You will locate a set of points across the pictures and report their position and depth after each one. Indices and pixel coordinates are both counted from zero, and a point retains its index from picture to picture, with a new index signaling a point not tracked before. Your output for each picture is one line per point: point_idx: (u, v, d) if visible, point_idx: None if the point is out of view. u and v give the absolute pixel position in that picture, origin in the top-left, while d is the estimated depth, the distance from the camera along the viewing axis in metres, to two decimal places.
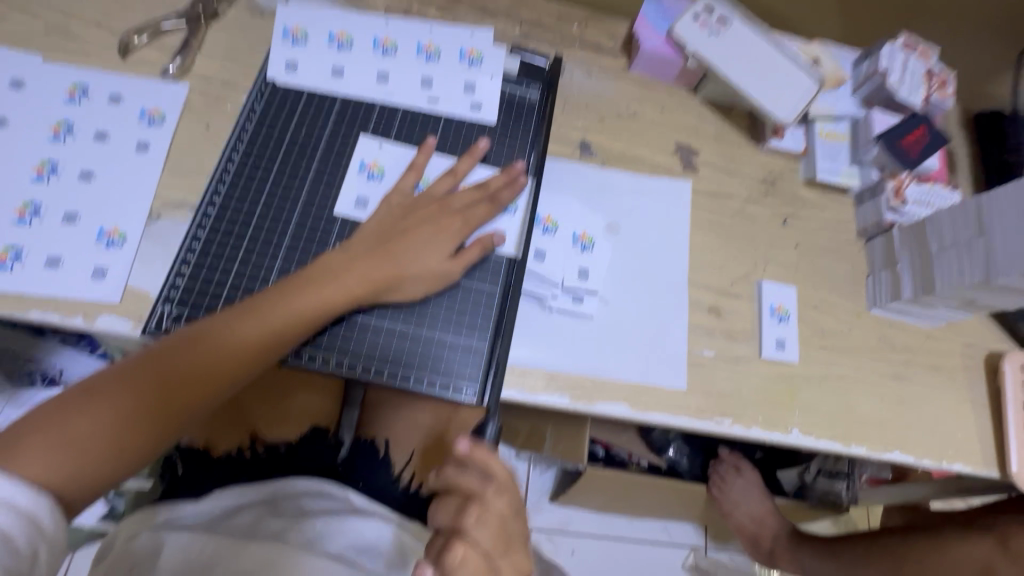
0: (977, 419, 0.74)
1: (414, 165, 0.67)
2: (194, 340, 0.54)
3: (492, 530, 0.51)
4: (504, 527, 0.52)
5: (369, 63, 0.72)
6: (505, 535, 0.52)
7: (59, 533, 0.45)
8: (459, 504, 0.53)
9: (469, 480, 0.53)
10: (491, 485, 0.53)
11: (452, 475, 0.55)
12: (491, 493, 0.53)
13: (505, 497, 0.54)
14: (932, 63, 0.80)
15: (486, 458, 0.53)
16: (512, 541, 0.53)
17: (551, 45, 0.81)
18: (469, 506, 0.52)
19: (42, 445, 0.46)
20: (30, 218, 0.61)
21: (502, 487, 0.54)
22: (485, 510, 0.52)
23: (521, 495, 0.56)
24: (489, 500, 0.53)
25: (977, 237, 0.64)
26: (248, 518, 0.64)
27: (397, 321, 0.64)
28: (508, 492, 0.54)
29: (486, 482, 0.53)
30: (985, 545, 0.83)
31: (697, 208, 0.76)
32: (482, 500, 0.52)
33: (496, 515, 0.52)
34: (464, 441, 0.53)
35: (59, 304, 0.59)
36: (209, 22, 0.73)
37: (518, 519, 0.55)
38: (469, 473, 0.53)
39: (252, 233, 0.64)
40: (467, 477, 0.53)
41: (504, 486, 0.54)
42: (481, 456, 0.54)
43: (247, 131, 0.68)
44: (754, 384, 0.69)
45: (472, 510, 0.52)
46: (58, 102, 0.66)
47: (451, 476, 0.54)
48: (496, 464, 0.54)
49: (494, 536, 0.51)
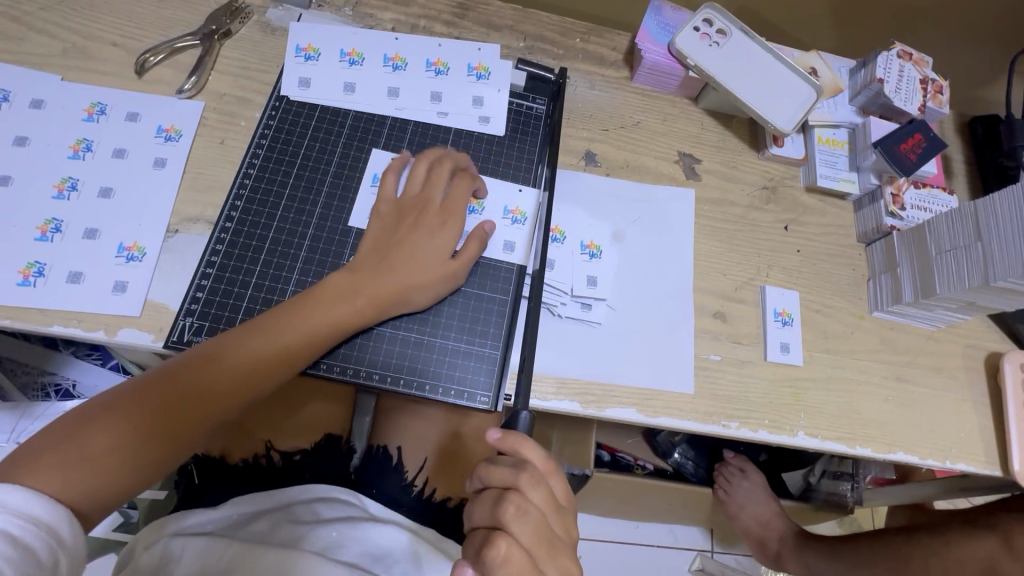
0: (979, 419, 0.75)
1: (392, 166, 0.68)
2: (211, 357, 0.55)
3: (533, 523, 0.49)
4: (545, 519, 0.50)
5: (379, 78, 0.74)
6: (547, 529, 0.50)
7: (77, 544, 0.46)
8: (496, 497, 0.51)
9: (504, 471, 0.52)
10: (527, 475, 0.51)
11: (485, 468, 0.53)
12: (528, 483, 0.51)
13: (544, 488, 0.51)
14: (926, 71, 0.82)
15: (518, 442, 0.53)
16: (551, 531, 0.51)
17: (555, 58, 0.83)
18: (508, 498, 0.50)
19: (63, 461, 0.47)
20: (52, 234, 0.62)
21: (539, 477, 0.52)
22: (524, 502, 0.50)
23: (556, 482, 0.54)
24: (527, 490, 0.51)
25: (975, 241, 0.66)
26: (264, 526, 0.65)
27: (411, 330, 0.65)
28: (546, 483, 0.52)
29: (522, 472, 0.51)
30: (989, 543, 0.84)
31: (700, 216, 0.78)
32: (521, 491, 0.51)
33: (536, 507, 0.50)
34: (495, 431, 0.53)
35: (82, 318, 0.60)
36: (222, 40, 0.74)
37: (560, 511, 0.52)
38: (504, 465, 0.52)
39: (268, 246, 0.65)
40: (502, 468, 0.52)
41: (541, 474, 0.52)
42: (511, 441, 0.53)
43: (262, 147, 0.69)
44: (760, 387, 0.71)
45: (512, 502, 0.50)
46: (77, 120, 0.67)
47: (485, 470, 0.53)
48: (531, 450, 0.53)
49: (535, 529, 0.49)
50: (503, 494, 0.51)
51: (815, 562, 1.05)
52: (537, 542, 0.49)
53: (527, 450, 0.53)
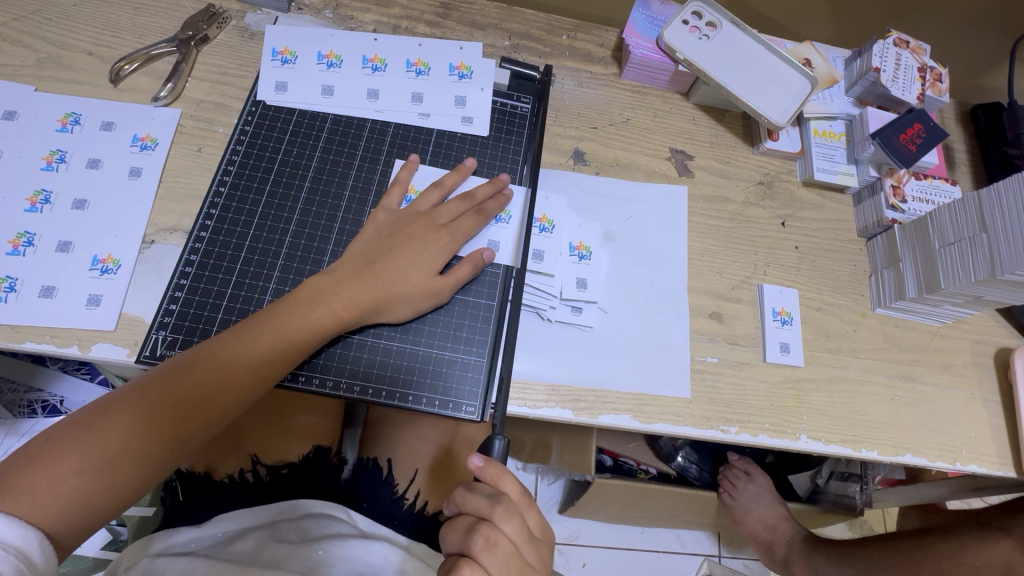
0: (989, 417, 0.72)
1: (397, 179, 0.67)
2: (183, 368, 0.53)
3: (503, 558, 0.47)
4: (516, 553, 0.48)
5: (358, 81, 0.72)
6: (518, 562, 0.48)
7: (50, 566, 0.45)
8: (468, 527, 0.49)
9: (478, 500, 0.49)
10: (501, 506, 0.49)
11: (462, 495, 0.51)
12: (501, 515, 0.48)
13: (518, 520, 0.49)
14: (925, 59, 0.79)
15: (498, 473, 0.50)
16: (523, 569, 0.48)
17: (540, 55, 0.81)
18: (478, 528, 0.48)
19: (31, 484, 0.45)
20: (24, 248, 0.61)
21: (514, 509, 0.49)
22: (495, 533, 0.48)
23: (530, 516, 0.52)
24: (500, 522, 0.48)
25: (979, 233, 0.63)
26: (250, 544, 0.63)
27: (393, 339, 0.63)
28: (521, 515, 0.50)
29: (496, 503, 0.49)
30: (1004, 548, 0.82)
31: (694, 213, 0.76)
32: (492, 523, 0.48)
33: (507, 540, 0.48)
34: (476, 456, 0.50)
35: (54, 334, 0.58)
36: (200, 46, 0.73)
37: (533, 544, 0.50)
38: (480, 496, 0.49)
39: (244, 255, 0.63)
40: (477, 497, 0.50)
41: (517, 507, 0.50)
42: (492, 472, 0.50)
43: (238, 153, 0.68)
44: (760, 389, 0.68)
45: (481, 533, 0.48)
46: (51, 131, 0.66)
47: (462, 495, 0.51)
48: (509, 482, 0.50)
49: (504, 564, 0.47)
50: (474, 526, 0.49)
51: (825, 565, 1.00)
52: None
53: (505, 482, 0.50)
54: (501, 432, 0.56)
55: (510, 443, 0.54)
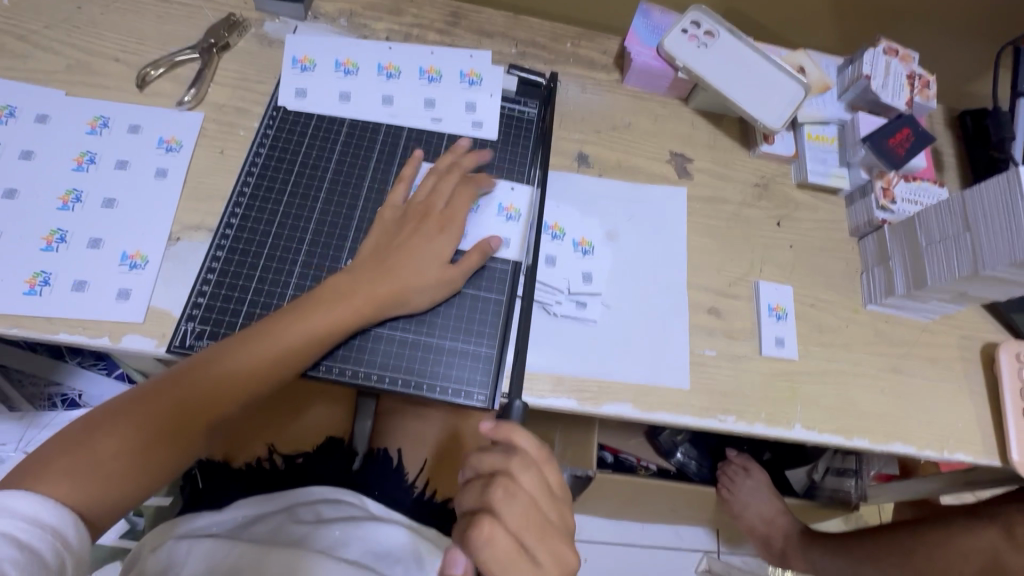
0: (975, 409, 0.75)
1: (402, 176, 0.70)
2: (211, 361, 0.56)
3: (521, 507, 0.50)
4: (535, 506, 0.51)
5: (373, 87, 0.75)
6: (538, 516, 0.51)
7: (83, 546, 0.47)
8: (484, 482, 0.52)
9: (493, 457, 0.53)
10: (516, 459, 0.52)
11: (475, 457, 0.54)
12: (519, 468, 0.52)
13: (535, 474, 0.52)
14: (913, 66, 0.83)
15: (510, 429, 0.53)
16: (545, 522, 0.51)
17: (546, 62, 0.85)
18: (495, 482, 0.51)
19: (72, 466, 0.48)
20: (57, 244, 0.64)
21: (530, 464, 0.52)
22: (512, 485, 0.51)
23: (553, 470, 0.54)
24: (517, 474, 0.51)
25: (963, 232, 0.66)
26: (268, 527, 0.66)
27: (408, 331, 0.66)
28: (537, 468, 0.53)
29: (512, 456, 0.52)
30: (990, 533, 0.85)
31: (694, 214, 0.79)
32: (509, 474, 0.51)
33: (524, 492, 0.51)
34: (487, 421, 0.54)
35: (86, 325, 0.61)
36: (221, 53, 0.76)
37: (551, 500, 0.52)
38: (497, 452, 0.53)
39: (267, 252, 0.67)
40: (491, 453, 0.53)
41: (534, 461, 0.53)
42: (504, 430, 0.53)
43: (260, 155, 0.71)
44: (756, 381, 0.71)
45: (499, 485, 0.51)
46: (81, 133, 0.69)
47: (477, 457, 0.54)
48: (524, 437, 0.54)
49: (521, 515, 0.50)
50: (491, 480, 0.52)
51: (820, 559, 1.04)
52: (524, 525, 0.50)
53: (519, 437, 0.53)
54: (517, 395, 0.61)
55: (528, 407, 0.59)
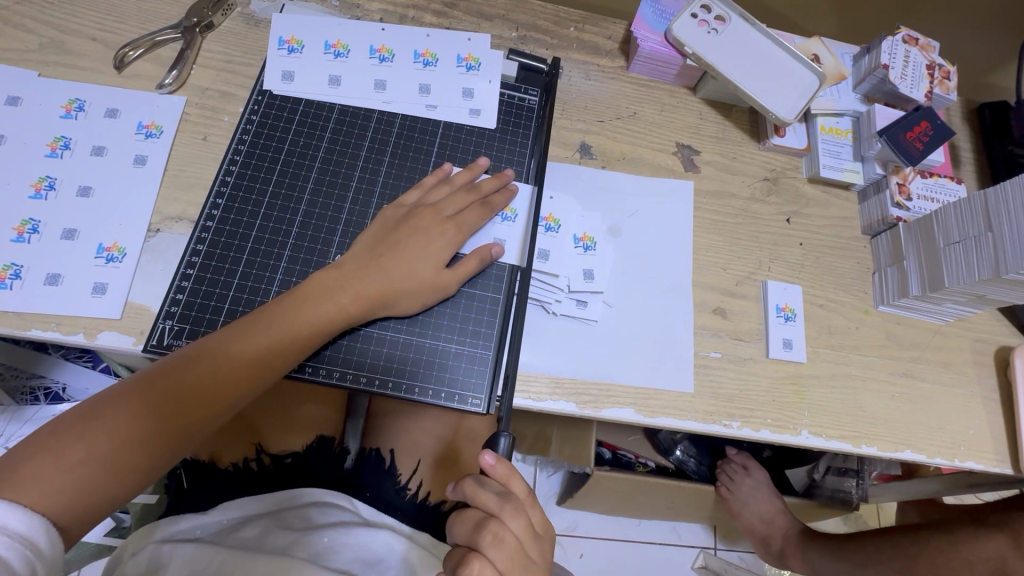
0: (988, 415, 0.73)
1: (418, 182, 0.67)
2: (191, 359, 0.53)
3: (509, 553, 0.48)
4: (521, 554, 0.49)
5: (365, 71, 0.71)
6: (523, 561, 0.48)
7: (57, 552, 0.45)
8: (474, 522, 0.49)
9: (487, 497, 0.49)
10: (511, 505, 0.49)
11: (468, 490, 0.50)
12: (510, 512, 0.49)
13: (525, 520, 0.50)
14: (933, 56, 0.79)
15: (509, 474, 0.51)
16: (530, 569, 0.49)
17: (548, 47, 0.81)
18: (486, 525, 0.48)
19: (39, 473, 0.45)
20: (29, 235, 0.60)
21: (522, 509, 0.50)
22: (502, 530, 0.48)
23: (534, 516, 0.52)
24: (509, 520, 0.49)
25: (984, 232, 0.63)
26: (254, 531, 0.64)
27: (400, 332, 0.63)
28: (527, 514, 0.50)
29: (506, 501, 0.49)
30: (999, 542, 0.82)
31: (700, 208, 0.76)
32: (500, 519, 0.49)
33: (514, 538, 0.48)
34: (487, 453, 0.50)
35: (60, 322, 0.58)
36: (205, 33, 0.72)
37: (536, 545, 0.50)
38: (490, 492, 0.49)
39: (251, 245, 0.63)
40: (487, 492, 0.50)
41: (523, 506, 0.51)
42: (504, 472, 0.51)
43: (244, 143, 0.67)
44: (762, 385, 0.68)
45: (489, 529, 0.48)
46: (55, 117, 0.65)
47: (469, 490, 0.50)
48: (519, 483, 0.52)
49: (511, 559, 0.47)
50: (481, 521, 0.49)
51: (820, 561, 1.02)
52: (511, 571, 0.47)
53: (514, 482, 0.51)
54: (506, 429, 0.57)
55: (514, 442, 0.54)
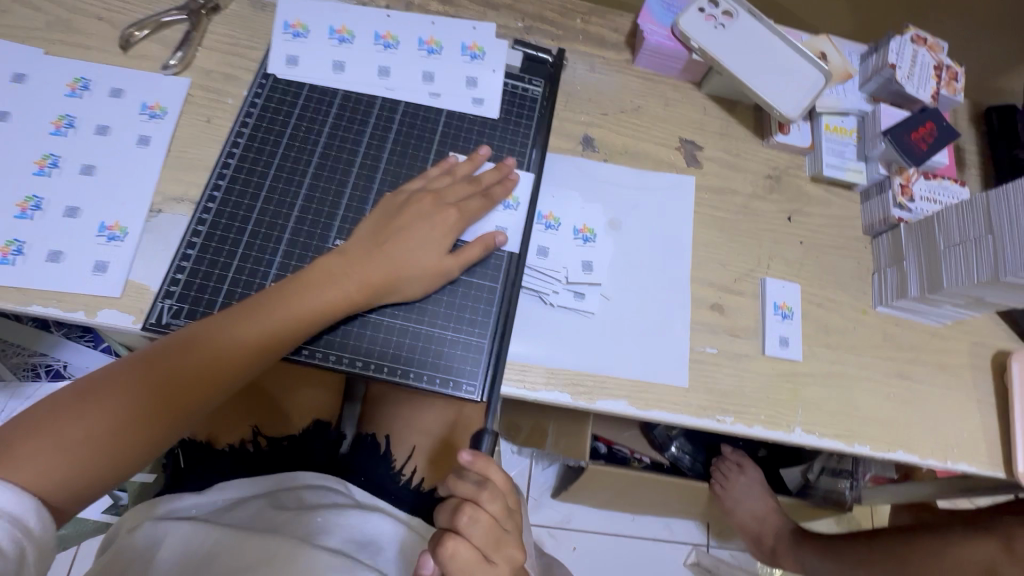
0: (983, 418, 0.73)
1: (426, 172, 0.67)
2: (190, 344, 0.53)
3: (485, 534, 0.48)
4: (499, 534, 0.49)
5: (369, 57, 0.71)
6: (500, 537, 0.49)
7: (47, 532, 0.46)
8: (451, 509, 0.49)
9: (465, 484, 0.50)
10: (488, 490, 0.50)
11: (449, 480, 0.51)
12: (487, 497, 0.49)
13: (502, 503, 0.50)
14: (941, 57, 0.79)
15: (485, 464, 0.50)
16: (507, 546, 0.50)
17: (553, 38, 0.80)
18: (462, 509, 0.49)
19: (35, 450, 0.46)
20: (31, 212, 0.61)
21: (500, 493, 0.50)
22: (477, 513, 0.49)
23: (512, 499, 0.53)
24: (486, 504, 0.49)
25: (985, 234, 0.63)
26: (248, 512, 0.64)
27: (397, 317, 0.63)
28: (504, 498, 0.51)
29: (482, 486, 0.50)
30: (990, 547, 0.82)
31: (701, 204, 0.75)
32: (476, 503, 0.49)
33: (490, 517, 0.49)
34: (467, 451, 0.50)
35: (60, 298, 0.59)
36: (210, 15, 0.72)
37: (511, 522, 0.51)
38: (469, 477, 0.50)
39: (252, 227, 0.64)
40: (465, 483, 0.50)
41: (502, 491, 0.51)
42: (479, 463, 0.50)
43: (247, 125, 0.67)
44: (757, 382, 0.68)
45: (465, 513, 0.48)
46: (60, 96, 0.66)
47: (449, 480, 0.50)
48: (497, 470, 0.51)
49: (487, 535, 0.48)
50: (458, 507, 0.49)
51: (811, 561, 1.04)
52: (488, 547, 0.48)
53: (494, 470, 0.51)
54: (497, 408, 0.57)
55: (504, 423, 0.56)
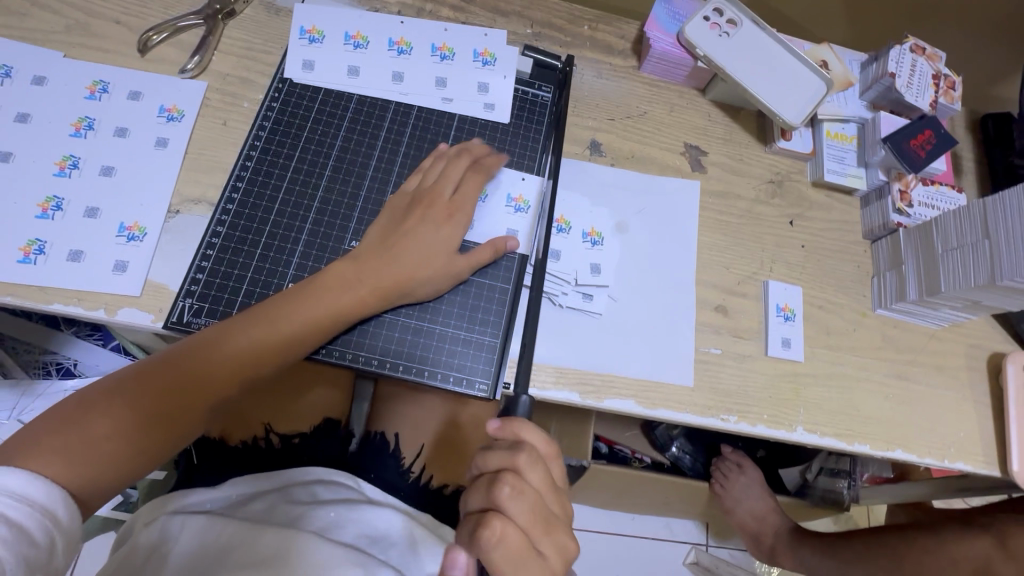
0: (979, 418, 0.75)
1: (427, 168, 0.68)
2: (211, 344, 0.55)
3: (529, 503, 0.49)
4: (542, 503, 0.50)
5: (383, 63, 0.73)
6: (544, 509, 0.50)
7: (73, 524, 0.46)
8: (491, 481, 0.50)
9: (501, 455, 0.51)
10: (526, 457, 0.50)
11: (480, 456, 0.52)
12: (527, 464, 0.50)
13: (542, 471, 0.51)
14: (939, 67, 0.81)
15: (518, 427, 0.52)
16: (552, 517, 0.50)
17: (562, 45, 0.82)
18: (503, 478, 0.49)
19: (62, 444, 0.47)
20: (53, 212, 0.62)
21: (539, 462, 0.51)
22: (520, 482, 0.49)
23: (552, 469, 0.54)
24: (526, 472, 0.50)
25: (982, 239, 0.65)
26: (262, 506, 0.65)
27: (411, 316, 0.65)
28: (544, 465, 0.52)
29: (519, 453, 0.51)
30: (985, 544, 0.84)
31: (706, 208, 0.77)
32: (517, 472, 0.50)
33: (533, 488, 0.49)
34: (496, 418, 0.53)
35: (81, 297, 0.60)
36: (226, 20, 0.74)
37: (554, 492, 0.52)
38: (504, 449, 0.51)
39: (270, 229, 0.65)
40: (501, 453, 0.51)
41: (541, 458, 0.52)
42: (511, 427, 0.53)
43: (264, 129, 0.69)
44: (760, 382, 0.70)
45: (507, 482, 0.49)
46: (79, 98, 0.67)
47: (483, 456, 0.52)
48: (531, 435, 0.53)
49: (531, 510, 0.48)
50: (499, 477, 0.50)
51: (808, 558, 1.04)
52: (532, 521, 0.48)
53: (526, 434, 0.53)
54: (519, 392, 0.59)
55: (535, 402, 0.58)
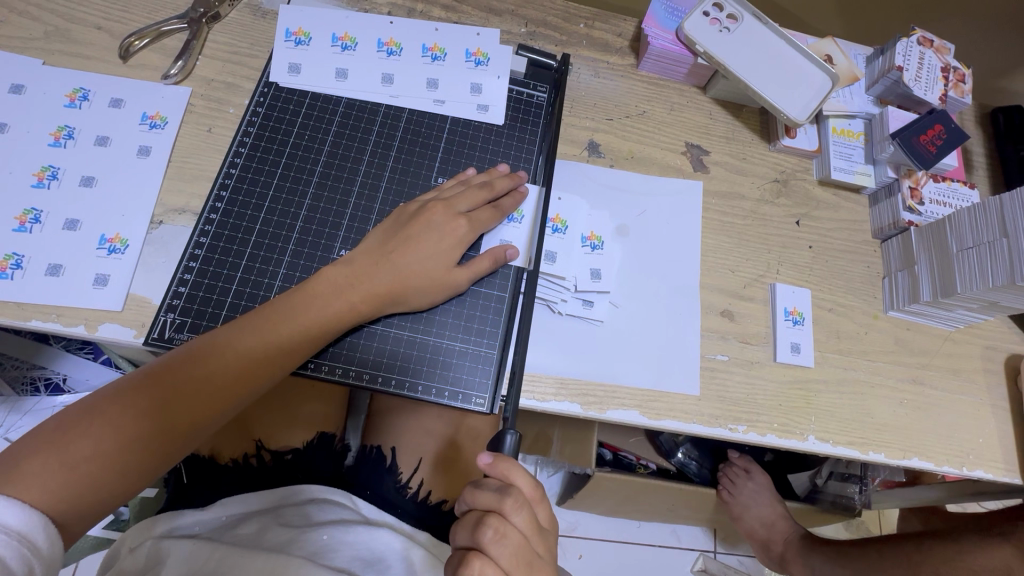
0: (998, 423, 0.72)
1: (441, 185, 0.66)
2: (198, 356, 0.52)
3: (513, 548, 0.47)
4: (525, 549, 0.47)
5: (372, 65, 0.71)
6: (528, 552, 0.47)
7: (55, 550, 0.44)
8: (475, 521, 0.48)
9: (487, 495, 0.49)
10: (512, 499, 0.48)
11: (469, 492, 0.50)
12: (512, 507, 0.48)
13: (529, 513, 0.48)
14: (948, 59, 0.78)
15: (508, 467, 0.50)
16: (534, 562, 0.48)
17: (557, 44, 0.80)
18: (487, 521, 0.47)
19: (43, 468, 0.44)
20: (31, 225, 0.60)
21: (525, 502, 0.48)
22: (504, 525, 0.47)
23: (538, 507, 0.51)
24: (511, 514, 0.47)
25: (999, 237, 0.62)
26: (252, 528, 0.63)
27: (404, 328, 0.62)
28: (530, 507, 0.49)
29: (506, 495, 0.48)
30: (1004, 552, 0.81)
31: (709, 209, 0.75)
32: (501, 514, 0.47)
33: (518, 532, 0.47)
34: (485, 454, 0.50)
35: (60, 313, 0.57)
36: (211, 23, 0.72)
37: (541, 538, 0.49)
38: (490, 488, 0.49)
39: (255, 239, 0.63)
40: (486, 492, 0.49)
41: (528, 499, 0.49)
42: (502, 466, 0.50)
43: (250, 135, 0.67)
44: (769, 389, 0.67)
45: (490, 526, 0.47)
46: (59, 107, 0.65)
47: (469, 493, 0.49)
48: (521, 477, 0.50)
49: (515, 554, 0.46)
50: (482, 519, 0.48)
51: (821, 564, 1.01)
52: (515, 565, 0.46)
53: (516, 476, 0.50)
54: (512, 426, 0.55)
55: (522, 438, 0.53)
